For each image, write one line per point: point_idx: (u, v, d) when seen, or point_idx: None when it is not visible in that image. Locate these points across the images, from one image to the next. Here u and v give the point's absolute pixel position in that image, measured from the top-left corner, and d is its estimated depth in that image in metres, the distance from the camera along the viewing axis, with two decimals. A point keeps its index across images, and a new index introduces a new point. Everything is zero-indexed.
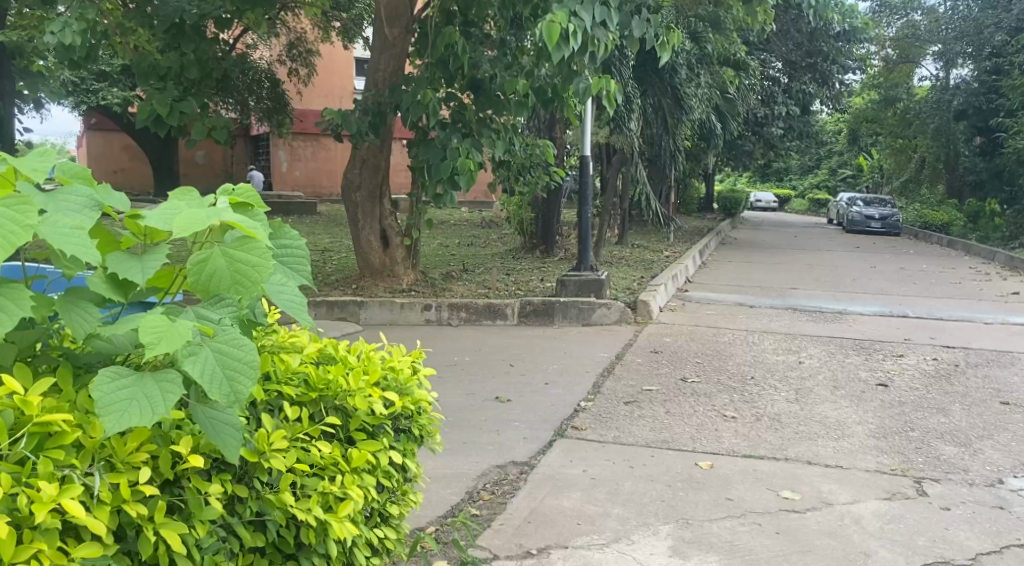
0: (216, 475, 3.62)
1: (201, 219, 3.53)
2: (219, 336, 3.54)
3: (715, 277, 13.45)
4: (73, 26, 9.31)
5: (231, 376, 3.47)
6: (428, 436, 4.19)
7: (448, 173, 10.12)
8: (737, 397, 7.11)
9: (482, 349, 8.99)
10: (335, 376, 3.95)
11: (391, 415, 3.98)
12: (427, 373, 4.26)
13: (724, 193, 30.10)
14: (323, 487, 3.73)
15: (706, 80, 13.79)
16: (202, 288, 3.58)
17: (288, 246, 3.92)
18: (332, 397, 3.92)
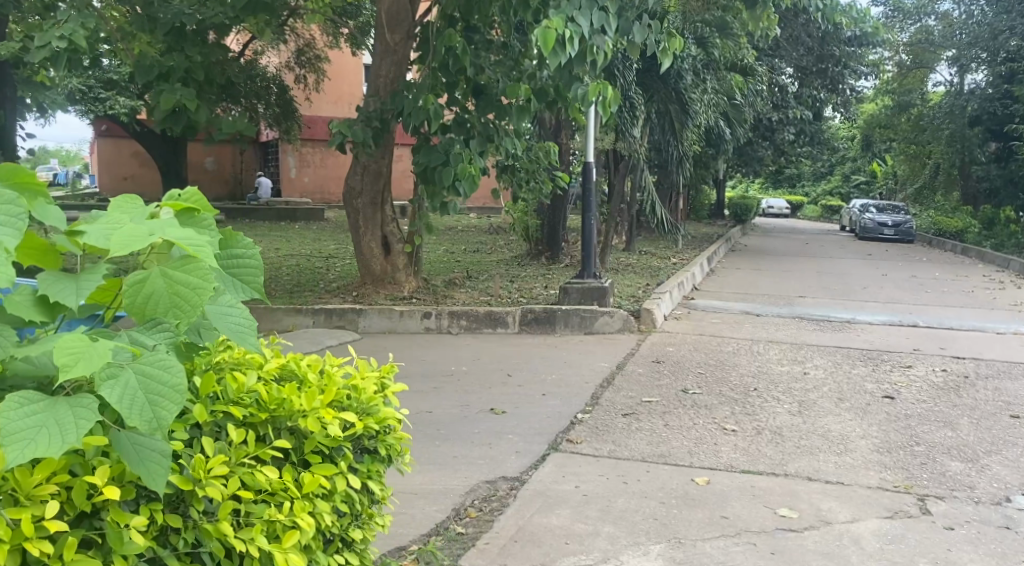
0: (144, 506, 3.46)
1: (139, 233, 3.43)
2: (145, 356, 3.39)
3: (722, 285, 13.25)
4: (76, 34, 9.11)
5: (154, 402, 3.31)
6: (396, 456, 3.99)
7: (451, 178, 9.93)
8: (739, 409, 6.91)
9: (480, 359, 8.82)
10: (288, 395, 3.74)
11: (350, 436, 3.79)
12: (396, 389, 4.06)
13: (736, 199, 29.87)
14: (270, 516, 3.58)
15: (712, 86, 13.58)
16: (137, 311, 3.47)
17: (240, 257, 3.80)
18: (285, 418, 3.72)
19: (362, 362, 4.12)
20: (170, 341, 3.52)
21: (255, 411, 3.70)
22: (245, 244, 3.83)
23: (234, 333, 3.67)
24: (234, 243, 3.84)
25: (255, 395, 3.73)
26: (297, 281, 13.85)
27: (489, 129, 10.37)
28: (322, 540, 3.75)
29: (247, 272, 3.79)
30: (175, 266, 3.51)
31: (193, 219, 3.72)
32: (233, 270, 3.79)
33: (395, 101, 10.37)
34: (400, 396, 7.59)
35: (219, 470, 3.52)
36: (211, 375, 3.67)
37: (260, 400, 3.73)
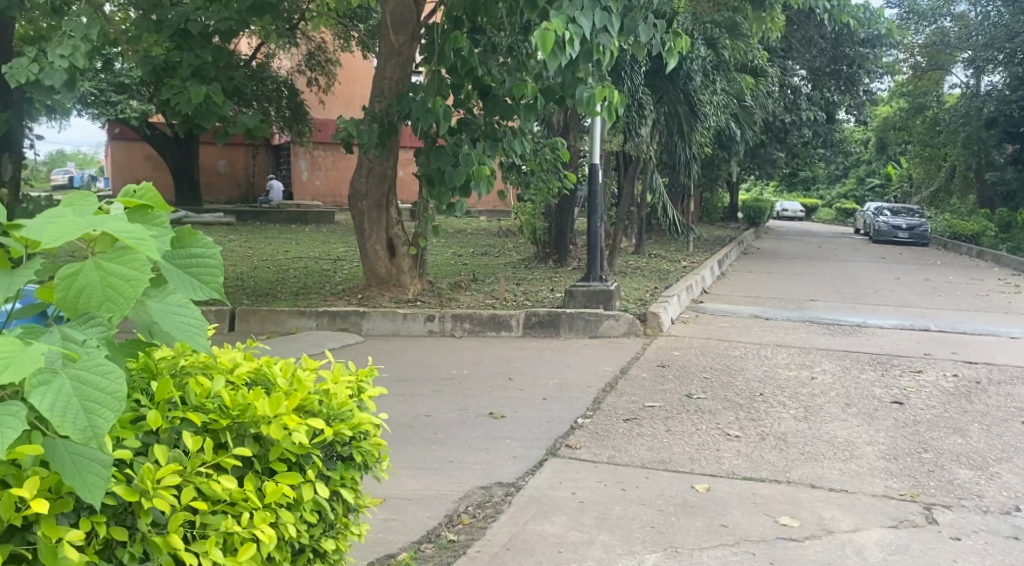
0: (84, 518, 3.34)
1: (75, 228, 3.37)
2: (83, 360, 3.33)
3: (731, 288, 13.09)
4: (81, 50, 8.92)
5: (90, 409, 3.25)
6: (372, 463, 3.87)
7: (463, 180, 9.73)
8: (743, 414, 6.75)
9: (482, 363, 8.69)
10: (251, 401, 3.64)
11: (317, 443, 3.67)
12: (372, 395, 3.95)
13: (750, 202, 29.67)
14: (227, 526, 3.47)
15: (723, 86, 13.41)
16: (70, 306, 3.40)
17: (199, 256, 3.69)
18: (247, 425, 3.62)
19: (338, 366, 4.00)
20: (103, 335, 3.46)
21: (217, 417, 3.59)
22: (204, 242, 3.71)
23: (183, 333, 3.57)
24: (193, 240, 3.72)
25: (217, 401, 3.62)
26: (302, 284, 13.76)
27: (497, 131, 10.19)
28: (289, 551, 3.64)
29: (206, 272, 3.67)
30: (111, 258, 3.45)
31: (144, 216, 3.65)
32: (191, 269, 3.68)
33: (401, 102, 10.17)
34: (398, 399, 7.46)
35: (169, 480, 3.41)
36: (168, 380, 3.57)
37: (223, 405, 3.62)
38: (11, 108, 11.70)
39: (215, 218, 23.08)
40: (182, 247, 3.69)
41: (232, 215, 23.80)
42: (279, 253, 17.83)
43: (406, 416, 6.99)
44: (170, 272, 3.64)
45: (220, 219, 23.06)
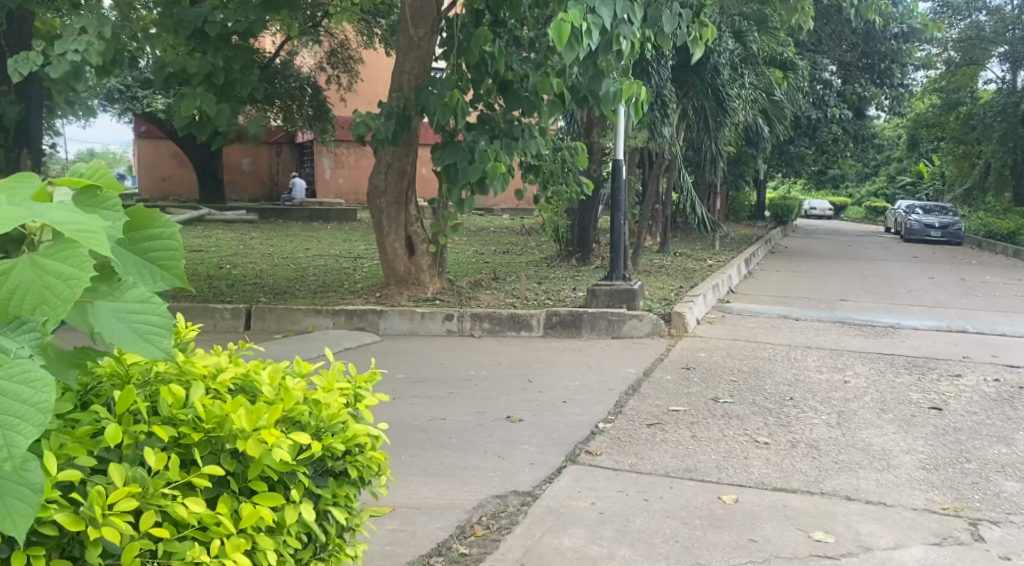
0: (18, 551, 3.11)
1: (9, 216, 3.17)
2: (5, 367, 3.06)
3: (760, 288, 12.74)
4: (93, 47, 8.64)
5: (7, 423, 2.99)
6: (369, 478, 3.64)
7: (477, 177, 9.42)
8: (772, 420, 6.43)
9: (501, 364, 8.40)
10: (227, 412, 3.39)
11: (302, 457, 3.42)
12: (369, 404, 3.72)
13: (777, 200, 29.23)
14: (194, 555, 3.23)
15: (752, 81, 13.01)
16: (2, 310, 3.18)
17: (156, 239, 3.51)
18: (220, 440, 3.37)
19: (332, 370, 3.76)
20: (36, 342, 3.18)
21: (188, 431, 3.36)
22: (163, 223, 3.53)
23: (140, 334, 3.31)
24: (150, 222, 3.52)
25: (190, 413, 3.39)
26: (320, 282, 13.52)
27: (515, 129, 9.93)
28: None
29: (164, 256, 3.50)
30: (49, 254, 3.22)
31: (93, 197, 3.46)
32: (149, 254, 3.50)
33: (419, 96, 9.92)
34: (412, 402, 7.19)
35: (122, 505, 3.16)
36: (130, 389, 3.37)
37: (197, 418, 3.39)
38: (30, 104, 11.51)
39: (237, 216, 22.94)
40: (139, 230, 3.51)
41: (255, 213, 23.66)
42: (300, 251, 17.64)
43: (420, 419, 6.72)
44: (126, 260, 3.46)
45: (242, 217, 22.90)
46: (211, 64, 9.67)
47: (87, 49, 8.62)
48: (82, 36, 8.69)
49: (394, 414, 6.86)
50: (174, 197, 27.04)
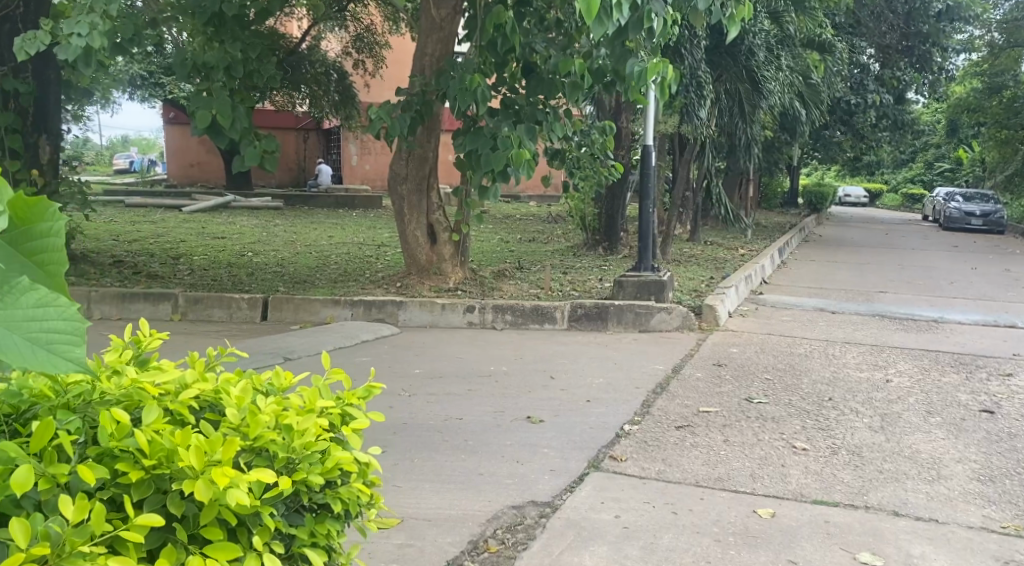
0: None
1: None
2: None
3: (793, 279, 12.29)
4: (99, 27, 8.31)
5: None
6: (354, 511, 3.56)
7: (501, 165, 9.00)
8: (811, 422, 6.02)
9: (523, 358, 8.03)
10: (174, 446, 3.30)
11: (268, 496, 3.34)
12: (357, 427, 3.63)
13: (811, 186, 28.64)
14: None
15: (789, 63, 12.53)
16: None
17: (41, 242, 3.41)
18: (164, 478, 3.29)
19: (315, 389, 3.63)
20: None
21: (128, 469, 3.28)
22: (50, 220, 3.43)
23: (45, 345, 3.23)
24: (36, 219, 3.41)
25: (131, 446, 3.29)
26: (341, 271, 13.18)
27: (539, 112, 9.47)
28: None
29: (50, 259, 3.42)
30: None
31: None
32: (34, 253, 3.42)
33: (440, 81, 9.57)
34: (428, 400, 6.81)
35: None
36: (50, 421, 3.24)
37: (139, 453, 3.29)
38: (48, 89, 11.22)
39: (263, 203, 22.67)
40: (27, 225, 3.41)
41: (280, 199, 23.37)
42: (323, 238, 17.30)
43: (435, 419, 6.35)
44: (10, 260, 3.38)
45: (267, 203, 22.64)
46: (228, 55, 9.13)
47: (90, 32, 8.29)
48: (88, 16, 8.36)
49: (408, 413, 6.50)
50: (201, 184, 26.81)
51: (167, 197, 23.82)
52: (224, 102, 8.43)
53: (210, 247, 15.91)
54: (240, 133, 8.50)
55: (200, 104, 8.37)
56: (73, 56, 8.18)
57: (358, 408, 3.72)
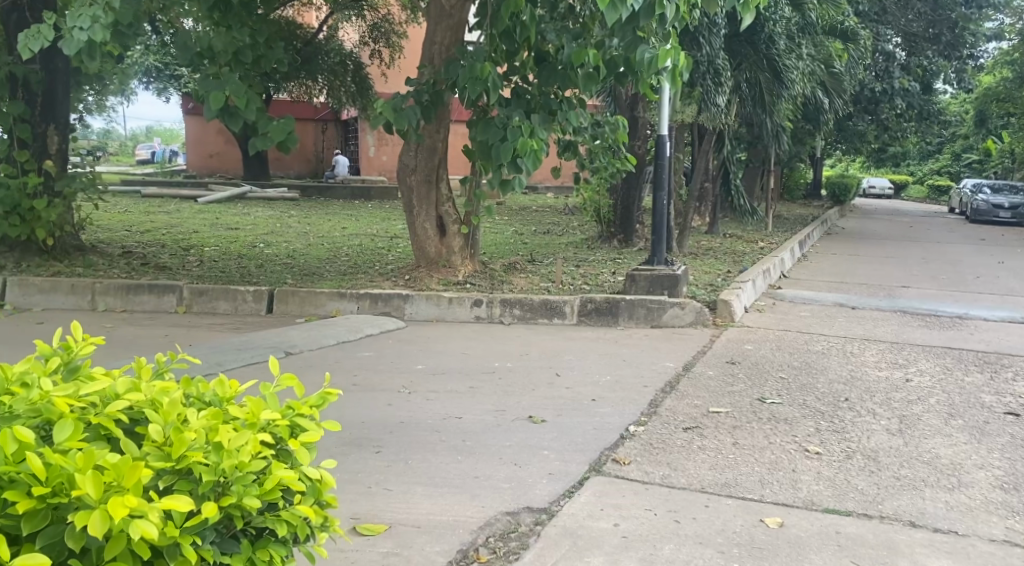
0: None
1: None
2: None
3: (813, 273, 11.97)
4: (101, 20, 8.00)
5: None
6: (297, 532, 3.63)
7: (508, 158, 8.74)
8: (825, 424, 5.75)
9: (529, 355, 7.77)
10: (74, 474, 3.35)
11: (188, 524, 3.42)
12: (308, 443, 3.70)
13: (836, 177, 28.18)
14: None
15: (810, 52, 12.13)
16: None
17: None
18: (64, 507, 3.36)
19: (259, 401, 3.69)
20: None
21: (24, 497, 3.34)
22: None
23: None
24: None
25: (26, 472, 3.35)
26: (350, 263, 12.94)
27: (552, 100, 9.22)
28: None
29: None
30: None
31: None
32: None
33: (449, 70, 9.24)
34: (428, 398, 6.57)
35: None
36: None
37: (37, 478, 3.35)
38: (56, 78, 10.97)
39: (279, 194, 22.49)
40: None
41: (296, 190, 23.17)
42: (336, 230, 17.09)
43: (433, 418, 6.11)
44: None
45: (283, 194, 22.44)
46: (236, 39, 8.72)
47: (92, 26, 7.97)
48: (89, 8, 8.04)
49: (405, 412, 6.26)
50: (219, 174, 26.69)
51: (182, 188, 23.65)
52: (237, 84, 7.94)
53: (222, 238, 15.72)
54: (256, 114, 8.02)
55: (213, 87, 7.86)
56: (75, 50, 7.85)
57: (310, 419, 3.77)
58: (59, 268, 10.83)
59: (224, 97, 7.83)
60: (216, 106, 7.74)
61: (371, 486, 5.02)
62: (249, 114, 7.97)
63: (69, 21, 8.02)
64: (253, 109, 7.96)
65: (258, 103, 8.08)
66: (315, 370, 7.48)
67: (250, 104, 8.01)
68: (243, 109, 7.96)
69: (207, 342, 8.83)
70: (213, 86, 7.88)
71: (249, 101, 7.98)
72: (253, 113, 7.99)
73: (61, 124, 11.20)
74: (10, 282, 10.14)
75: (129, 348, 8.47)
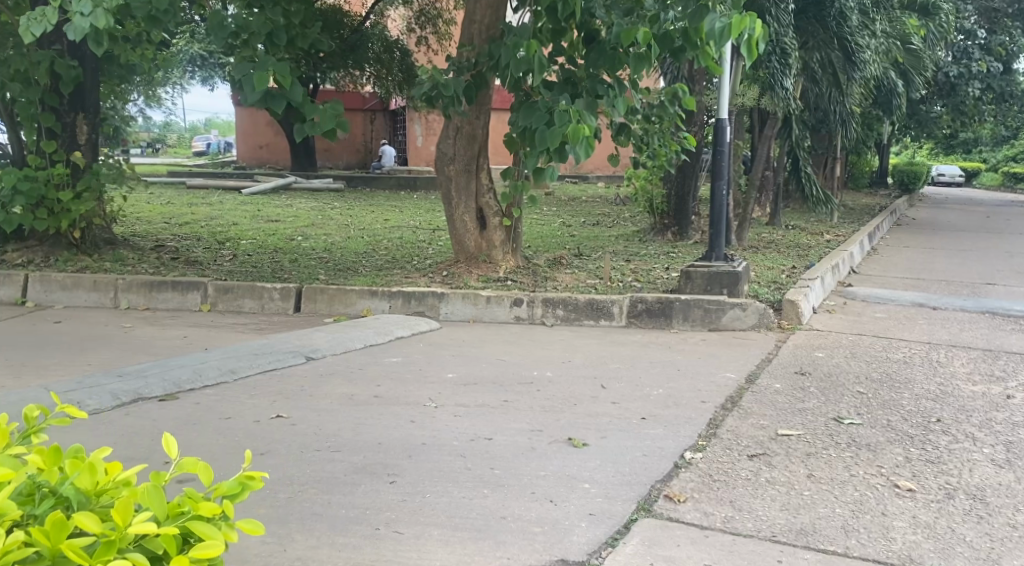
0: None
1: None
2: None
3: (886, 268, 11.02)
4: (104, 3, 7.19)
5: None
6: None
7: (557, 143, 7.81)
8: (916, 453, 4.95)
9: (573, 362, 6.98)
10: None
11: None
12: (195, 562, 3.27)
13: (904, 165, 26.99)
14: None
15: (885, 28, 11.16)
16: None
17: None
18: None
19: (123, 514, 3.27)
20: None
21: None
22: None
23: None
24: None
25: None
26: (389, 257, 12.21)
27: (601, 85, 8.20)
28: None
29: None
30: None
31: None
32: None
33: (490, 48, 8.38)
34: (456, 414, 5.78)
35: None
36: None
37: None
38: (85, 65, 10.34)
39: (324, 184, 21.83)
40: None
41: (342, 180, 22.51)
42: (377, 222, 16.37)
43: (458, 439, 5.32)
44: None
45: (329, 185, 21.78)
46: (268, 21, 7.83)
47: (95, 11, 7.15)
48: None
49: (428, 430, 5.49)
50: (268, 166, 26.15)
51: (228, 179, 23.04)
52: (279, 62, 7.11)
53: (261, 230, 15.07)
54: (300, 96, 7.17)
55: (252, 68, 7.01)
56: (77, 39, 7.01)
57: (210, 525, 3.35)
58: (86, 262, 10.18)
59: (268, 76, 6.98)
60: (261, 86, 6.90)
61: (378, 528, 4.28)
62: (294, 94, 7.09)
63: (71, 5, 7.19)
64: (299, 90, 7.11)
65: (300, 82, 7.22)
66: (336, 378, 6.73)
67: (294, 86, 7.15)
68: (287, 90, 7.08)
69: (229, 343, 8.10)
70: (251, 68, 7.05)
71: (293, 82, 7.12)
72: (299, 91, 7.12)
73: (91, 109, 10.49)
74: (31, 278, 9.53)
75: (142, 348, 7.78)
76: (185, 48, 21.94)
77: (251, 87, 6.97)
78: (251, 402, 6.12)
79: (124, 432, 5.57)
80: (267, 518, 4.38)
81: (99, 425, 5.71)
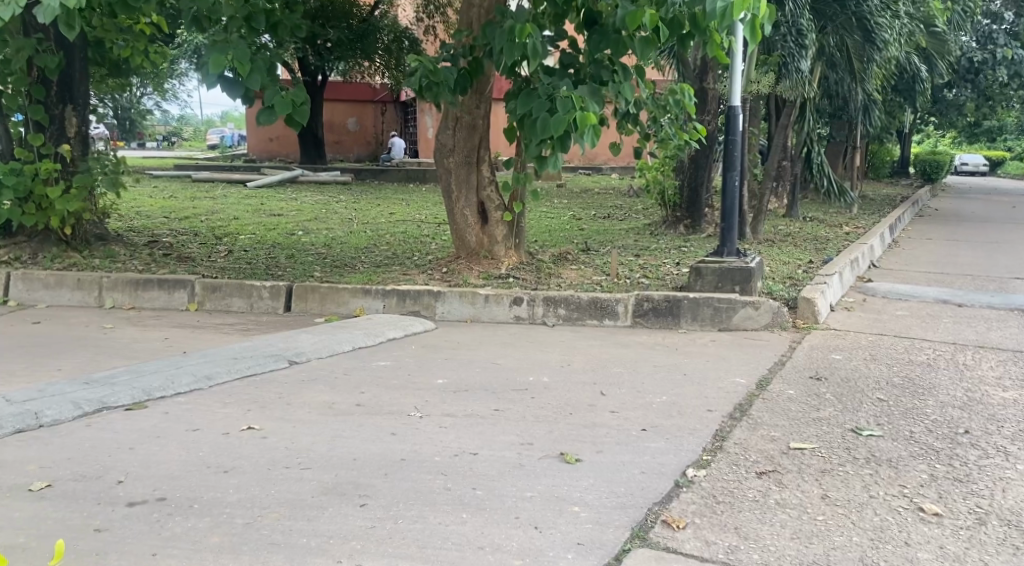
0: None
1: None
2: None
3: (908, 262, 10.49)
4: None
5: None
6: None
7: (563, 131, 7.27)
8: (942, 469, 4.50)
9: (572, 365, 6.53)
10: None
11: None
12: None
13: (927, 154, 26.37)
14: None
15: (908, 10, 10.58)
16: None
17: None
18: None
19: None
20: None
21: None
22: None
23: None
24: None
25: None
26: (390, 253, 11.73)
27: (603, 70, 7.67)
28: None
29: None
30: None
31: None
32: None
33: (487, 32, 7.87)
34: (442, 425, 5.35)
35: None
36: None
37: None
38: (72, 55, 9.80)
39: (331, 177, 21.37)
40: None
41: (350, 173, 22.08)
42: (384, 216, 15.90)
43: (441, 453, 4.90)
44: None
45: (336, 178, 21.34)
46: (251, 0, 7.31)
47: None
48: None
49: (408, 443, 5.06)
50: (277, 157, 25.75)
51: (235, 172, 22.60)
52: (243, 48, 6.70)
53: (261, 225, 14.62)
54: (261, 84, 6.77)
55: (213, 49, 6.64)
56: (47, 21, 6.57)
57: None
58: (74, 259, 9.75)
59: (225, 62, 6.60)
60: (213, 72, 6.54)
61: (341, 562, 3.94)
62: (251, 83, 6.71)
63: None
64: (256, 80, 6.72)
65: (264, 71, 6.80)
66: (317, 384, 6.29)
67: (255, 74, 6.76)
68: (245, 77, 6.71)
69: (212, 345, 7.66)
70: (214, 49, 6.67)
71: (254, 70, 6.73)
72: (257, 82, 6.73)
73: (81, 98, 9.96)
74: (12, 276, 9.11)
75: (119, 352, 7.34)
76: (190, 39, 21.49)
77: (208, 70, 6.61)
78: (223, 412, 5.70)
79: (82, 445, 5.14)
80: (222, 551, 4.03)
81: (55, 438, 5.29)
